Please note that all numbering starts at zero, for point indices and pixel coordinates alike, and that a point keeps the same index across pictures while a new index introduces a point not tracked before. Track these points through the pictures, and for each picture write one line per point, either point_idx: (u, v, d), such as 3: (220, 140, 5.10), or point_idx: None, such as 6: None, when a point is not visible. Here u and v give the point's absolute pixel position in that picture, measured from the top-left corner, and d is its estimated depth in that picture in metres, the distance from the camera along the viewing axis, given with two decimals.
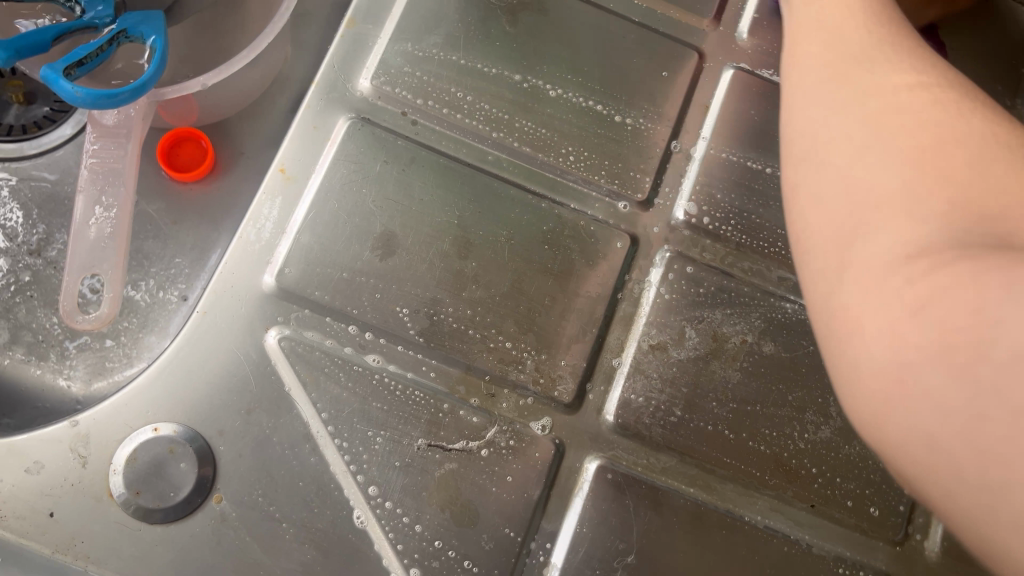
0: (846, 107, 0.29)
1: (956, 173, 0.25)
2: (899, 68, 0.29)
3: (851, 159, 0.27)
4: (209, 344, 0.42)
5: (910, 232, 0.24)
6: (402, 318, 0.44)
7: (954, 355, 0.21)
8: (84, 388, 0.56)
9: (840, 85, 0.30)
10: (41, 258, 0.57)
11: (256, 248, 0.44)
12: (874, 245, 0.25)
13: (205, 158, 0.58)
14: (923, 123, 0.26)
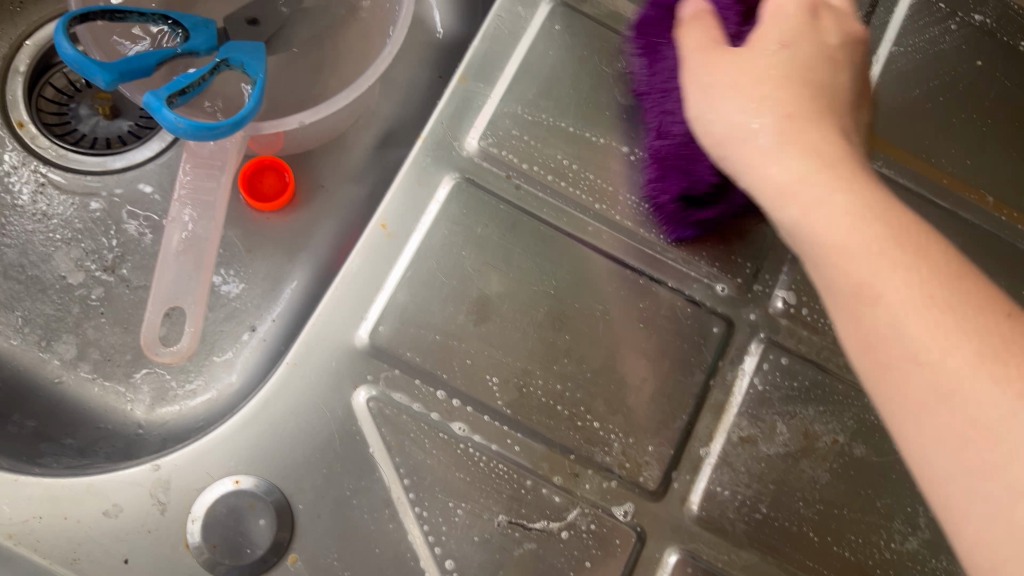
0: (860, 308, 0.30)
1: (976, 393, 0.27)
2: (883, 251, 0.30)
3: (894, 378, 0.28)
4: (296, 397, 0.42)
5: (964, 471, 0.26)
6: (491, 387, 0.43)
7: None
8: (147, 413, 0.56)
9: (841, 267, 0.31)
10: (114, 276, 0.59)
11: (352, 302, 0.43)
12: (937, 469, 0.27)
13: (285, 190, 0.60)
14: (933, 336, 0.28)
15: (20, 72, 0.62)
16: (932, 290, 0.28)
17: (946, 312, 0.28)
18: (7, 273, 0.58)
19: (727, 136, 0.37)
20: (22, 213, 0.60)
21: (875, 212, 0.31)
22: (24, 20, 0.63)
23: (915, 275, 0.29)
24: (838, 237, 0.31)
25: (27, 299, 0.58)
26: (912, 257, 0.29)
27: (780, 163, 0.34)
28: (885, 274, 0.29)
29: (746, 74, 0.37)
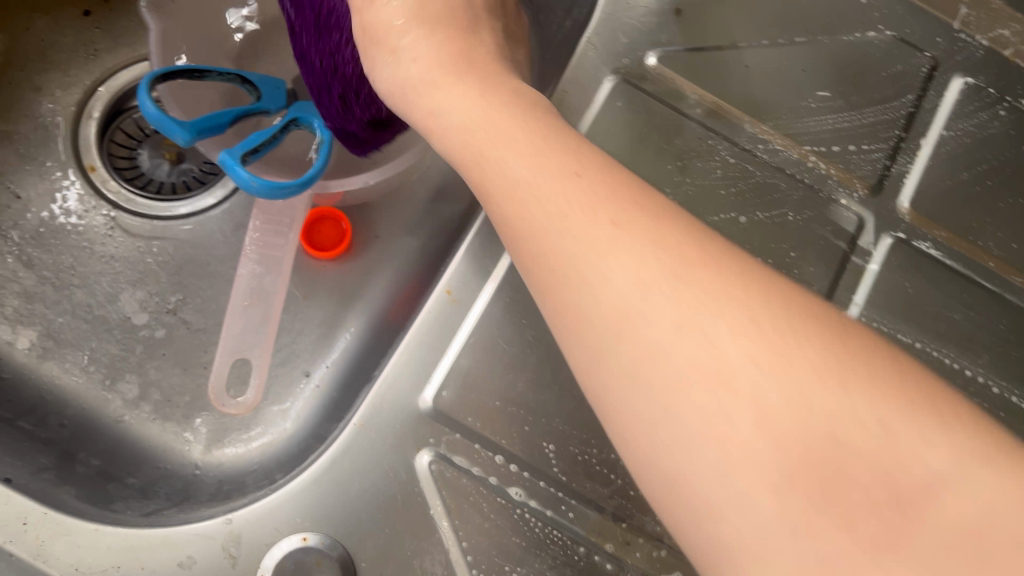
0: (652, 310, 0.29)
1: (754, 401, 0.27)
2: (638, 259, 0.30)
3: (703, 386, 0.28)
4: (363, 457, 0.43)
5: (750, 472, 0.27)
6: (548, 454, 0.44)
7: None
8: (204, 454, 0.58)
9: (655, 390, 0.28)
10: (176, 318, 0.62)
11: (418, 366, 0.45)
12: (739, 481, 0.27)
13: (343, 240, 0.62)
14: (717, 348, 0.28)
15: (94, 117, 0.65)
16: (737, 395, 0.27)
17: (752, 414, 0.27)
18: (75, 313, 0.61)
19: (555, 220, 0.32)
20: (92, 254, 0.62)
21: (684, 291, 0.29)
22: (100, 67, 0.67)
23: (718, 380, 0.27)
24: (651, 350, 0.29)
25: (93, 338, 0.60)
26: (721, 373, 0.27)
27: (612, 265, 0.30)
28: (696, 384, 0.28)
29: (527, 158, 0.34)
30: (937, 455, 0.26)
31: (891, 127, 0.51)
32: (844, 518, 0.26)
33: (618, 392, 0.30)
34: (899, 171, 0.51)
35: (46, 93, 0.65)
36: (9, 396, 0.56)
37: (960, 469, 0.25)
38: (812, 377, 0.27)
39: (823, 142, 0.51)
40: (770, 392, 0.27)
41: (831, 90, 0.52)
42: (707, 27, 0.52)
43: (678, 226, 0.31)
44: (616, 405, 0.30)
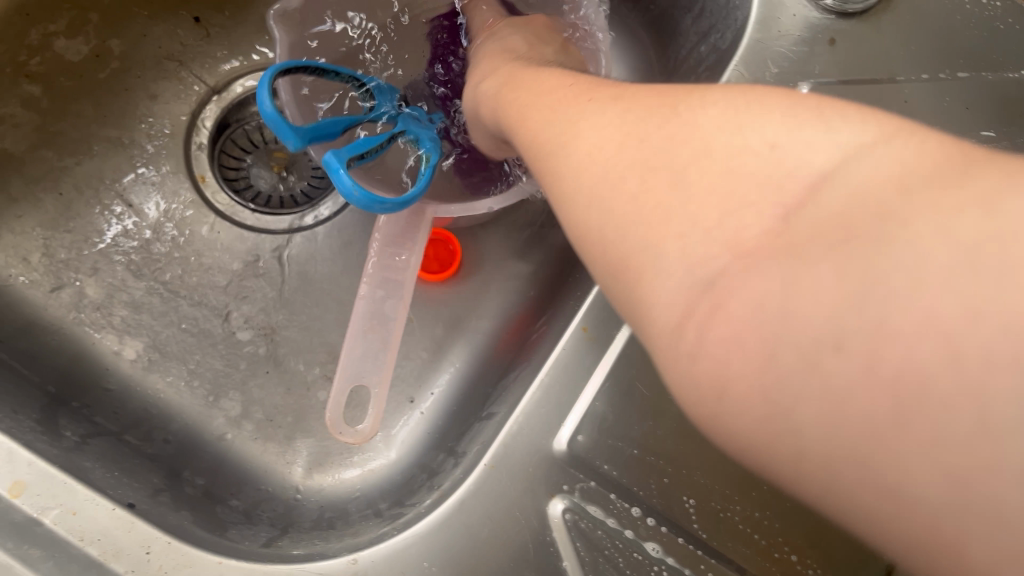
0: (599, 153, 0.28)
1: (682, 186, 0.25)
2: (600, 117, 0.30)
3: (630, 197, 0.26)
4: (494, 501, 0.41)
5: (685, 257, 0.24)
6: (688, 508, 0.42)
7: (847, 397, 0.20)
8: (304, 478, 0.57)
9: (597, 221, 0.27)
10: (279, 335, 0.61)
11: (552, 408, 0.43)
12: (668, 273, 0.24)
13: (452, 261, 0.61)
14: (647, 155, 0.26)
15: (207, 126, 0.66)
16: (656, 179, 0.26)
17: (669, 188, 0.25)
18: (181, 325, 0.60)
19: (548, 127, 0.33)
20: (199, 266, 0.62)
21: (630, 120, 0.28)
22: (213, 78, 0.67)
23: (641, 172, 0.26)
24: (594, 179, 0.28)
25: (199, 352, 0.60)
26: (642, 165, 0.26)
27: (577, 129, 0.30)
28: (629, 189, 0.26)
29: (541, 102, 0.36)
30: (827, 149, 0.23)
31: None
32: (775, 251, 0.22)
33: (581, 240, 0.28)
34: None
35: (160, 101, 0.65)
36: (116, 408, 0.55)
37: (869, 150, 0.22)
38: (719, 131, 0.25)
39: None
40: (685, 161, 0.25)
41: (995, 131, 0.49)
42: (864, 57, 0.49)
43: (639, 88, 0.31)
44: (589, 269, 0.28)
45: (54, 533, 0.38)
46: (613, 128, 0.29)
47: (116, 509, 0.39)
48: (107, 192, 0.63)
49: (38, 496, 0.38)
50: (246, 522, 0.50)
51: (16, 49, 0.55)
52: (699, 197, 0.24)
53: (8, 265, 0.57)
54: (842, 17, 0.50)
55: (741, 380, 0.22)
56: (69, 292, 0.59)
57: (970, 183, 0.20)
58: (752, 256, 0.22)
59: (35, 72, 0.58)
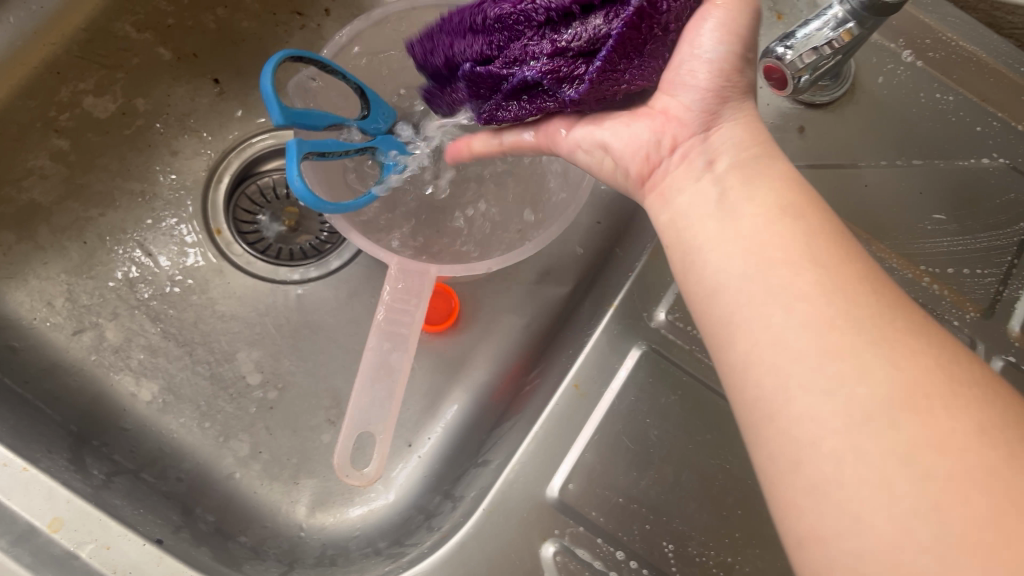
0: (829, 306, 0.32)
1: (928, 409, 0.29)
2: (834, 273, 0.33)
3: (870, 369, 0.30)
4: (491, 543, 0.45)
5: (902, 459, 0.28)
6: (667, 553, 0.46)
7: None
8: (307, 517, 0.60)
9: (928, 490, 0.28)
10: (286, 380, 0.65)
11: (546, 458, 0.47)
12: (875, 457, 0.29)
13: (452, 314, 0.66)
14: (898, 357, 0.31)
15: (224, 181, 0.70)
16: (1011, 514, 0.26)
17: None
18: (195, 368, 0.64)
19: (846, 303, 0.32)
20: (212, 313, 0.66)
21: (988, 430, 0.29)
22: (231, 136, 0.71)
23: (1006, 506, 0.27)
24: (930, 439, 0.28)
25: (210, 394, 0.63)
26: (996, 489, 0.27)
27: (908, 352, 0.31)
28: (888, 406, 0.29)
29: (752, 173, 0.39)
30: None
31: (1003, 254, 0.53)
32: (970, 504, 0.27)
33: (860, 442, 0.29)
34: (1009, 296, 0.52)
35: (181, 157, 0.70)
36: (133, 447, 0.58)
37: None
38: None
39: (938, 263, 0.53)
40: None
41: (947, 214, 0.54)
42: (828, 145, 0.55)
43: (964, 362, 0.31)
44: (832, 459, 0.30)
45: (89, 565, 0.41)
46: (851, 300, 0.32)
47: (146, 545, 0.43)
48: (128, 242, 0.67)
49: (75, 531, 0.42)
50: (254, 557, 0.53)
51: (47, 105, 0.63)
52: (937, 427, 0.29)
53: (33, 309, 0.62)
54: (811, 108, 0.56)
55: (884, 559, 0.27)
56: (90, 335, 0.63)
57: None
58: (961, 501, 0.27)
59: (66, 127, 0.64)
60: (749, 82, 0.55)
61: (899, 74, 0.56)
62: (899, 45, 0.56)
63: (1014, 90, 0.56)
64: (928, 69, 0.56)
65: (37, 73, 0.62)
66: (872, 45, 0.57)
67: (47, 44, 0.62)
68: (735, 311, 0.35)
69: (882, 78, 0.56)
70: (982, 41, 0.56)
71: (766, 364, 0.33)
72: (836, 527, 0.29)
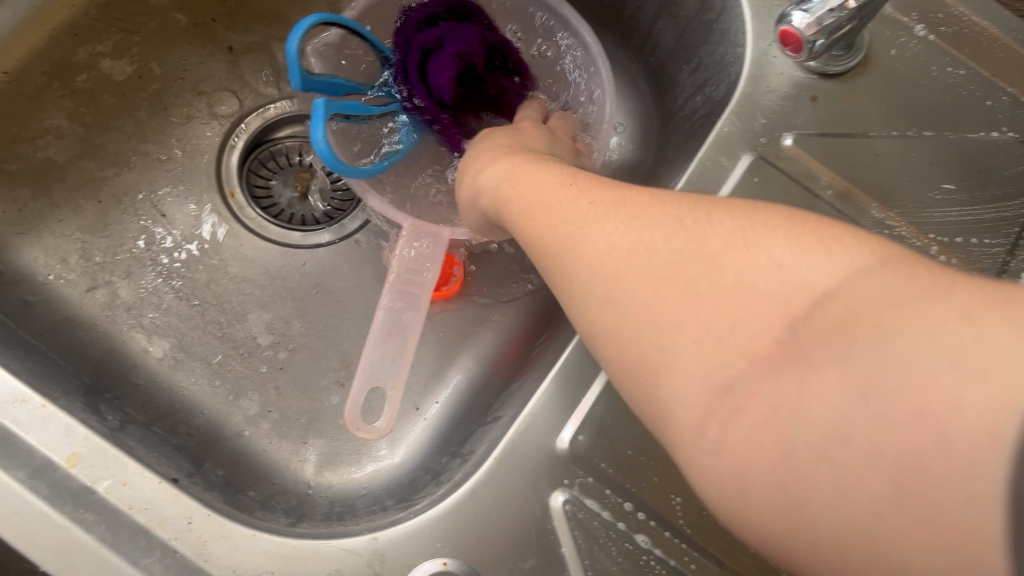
0: (540, 210, 0.38)
1: (597, 237, 0.34)
2: (540, 185, 0.40)
3: (563, 242, 0.35)
4: (501, 491, 0.46)
5: (596, 291, 0.33)
6: (675, 506, 0.47)
7: (656, 381, 0.30)
8: (315, 475, 0.61)
9: (618, 316, 0.32)
10: (297, 343, 0.65)
11: (556, 410, 0.48)
12: (588, 304, 0.33)
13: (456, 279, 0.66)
14: (575, 216, 0.36)
15: (238, 146, 0.71)
16: (664, 278, 0.31)
17: (671, 286, 0.30)
18: (207, 328, 0.65)
19: (545, 216, 0.38)
20: (225, 275, 0.67)
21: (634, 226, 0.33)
22: (246, 102, 0.71)
23: (648, 274, 0.31)
24: (602, 261, 0.33)
25: (222, 354, 0.64)
26: (641, 263, 0.31)
27: (577, 213, 0.36)
28: (578, 258, 0.34)
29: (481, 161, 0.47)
30: (688, 228, 0.31)
31: (1011, 225, 0.54)
32: (637, 287, 0.31)
33: (580, 304, 0.34)
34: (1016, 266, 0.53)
35: (195, 123, 0.70)
36: (144, 401, 0.59)
37: (865, 273, 0.26)
38: (694, 240, 0.31)
39: (946, 233, 0.54)
40: (692, 274, 0.30)
41: (957, 183, 0.55)
42: (841, 114, 0.56)
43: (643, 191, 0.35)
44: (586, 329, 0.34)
45: (105, 500, 0.42)
46: (548, 198, 0.38)
47: (162, 483, 0.43)
48: (141, 203, 0.67)
49: (92, 467, 0.42)
50: (263, 509, 0.54)
51: (65, 65, 0.62)
52: (602, 251, 0.33)
53: (48, 264, 0.62)
54: (824, 78, 0.56)
55: (627, 377, 0.32)
56: (103, 292, 0.63)
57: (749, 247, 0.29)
58: (627, 291, 0.31)
59: (81, 88, 0.63)
60: (761, 51, 0.56)
61: (911, 47, 0.57)
62: (913, 18, 0.57)
63: None
64: (941, 43, 0.57)
65: (55, 39, 0.61)
66: (884, 18, 0.57)
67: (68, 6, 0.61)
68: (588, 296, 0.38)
69: (895, 51, 0.57)
70: (995, 16, 0.58)
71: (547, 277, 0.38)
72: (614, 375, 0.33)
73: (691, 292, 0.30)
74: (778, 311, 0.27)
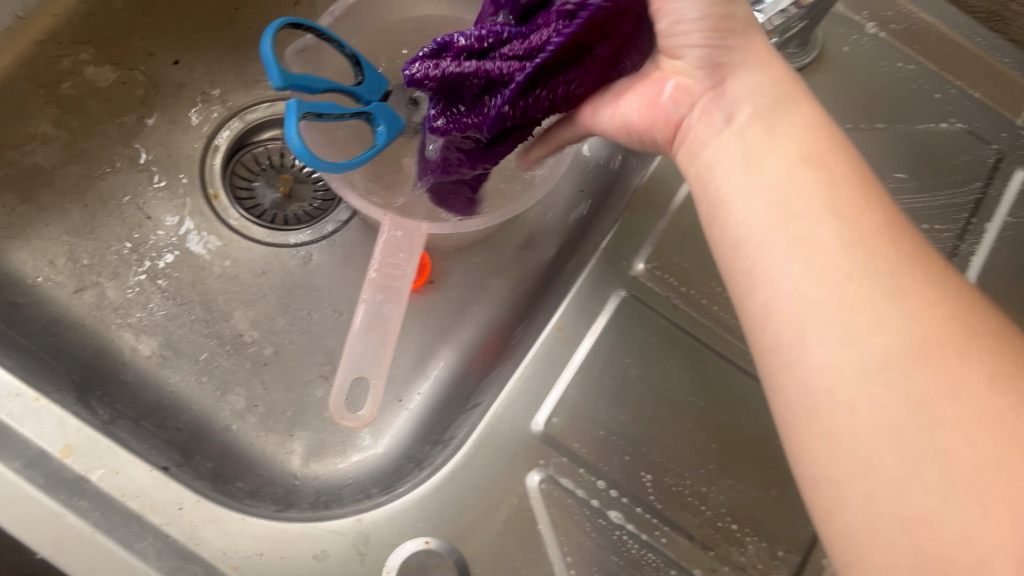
0: (813, 228, 0.37)
1: (935, 337, 0.34)
2: (839, 192, 0.39)
3: (889, 304, 0.35)
4: (479, 472, 0.48)
5: (948, 398, 0.32)
6: (645, 482, 0.49)
7: (975, 492, 0.30)
8: (302, 466, 0.62)
9: (968, 451, 0.31)
10: (280, 338, 0.67)
11: (531, 395, 0.50)
12: (907, 388, 0.33)
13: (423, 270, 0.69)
14: (895, 286, 0.35)
15: (220, 149, 0.73)
16: (1009, 439, 0.31)
17: (907, 423, 0.32)
18: (193, 325, 0.66)
19: (777, 217, 0.39)
20: (210, 274, 0.69)
21: (995, 376, 0.33)
22: (226, 106, 0.73)
23: (993, 431, 0.31)
24: (942, 383, 0.33)
25: (208, 351, 0.66)
26: (1004, 418, 0.32)
27: (878, 272, 0.36)
28: (892, 336, 0.34)
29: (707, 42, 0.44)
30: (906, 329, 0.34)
31: (960, 212, 0.57)
32: (1014, 437, 0.31)
33: (864, 369, 0.34)
34: (966, 250, 0.56)
35: (181, 128, 0.72)
36: (133, 398, 0.61)
37: None
38: (974, 400, 0.32)
39: (899, 219, 0.56)
40: (952, 432, 0.32)
41: (908, 173, 0.57)
42: None
43: (891, 292, 0.35)
44: (800, 363, 0.36)
45: (99, 488, 0.44)
46: (858, 223, 0.37)
47: (152, 471, 0.45)
48: (126, 205, 0.68)
49: (85, 457, 0.44)
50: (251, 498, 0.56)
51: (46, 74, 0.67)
52: (956, 373, 0.33)
53: (36, 267, 0.64)
54: None
55: (922, 469, 0.32)
56: (91, 293, 0.65)
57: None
58: (1011, 428, 0.31)
59: (66, 95, 0.68)
60: None
61: (863, 44, 0.60)
62: (863, 17, 0.61)
63: (969, 60, 0.61)
64: (890, 40, 0.61)
65: (40, 46, 0.67)
66: (836, 18, 0.61)
67: (52, 16, 0.67)
68: (756, 259, 0.39)
69: (847, 48, 0.60)
70: (940, 15, 0.62)
71: (757, 283, 0.39)
72: (833, 418, 0.34)
73: (970, 446, 0.31)
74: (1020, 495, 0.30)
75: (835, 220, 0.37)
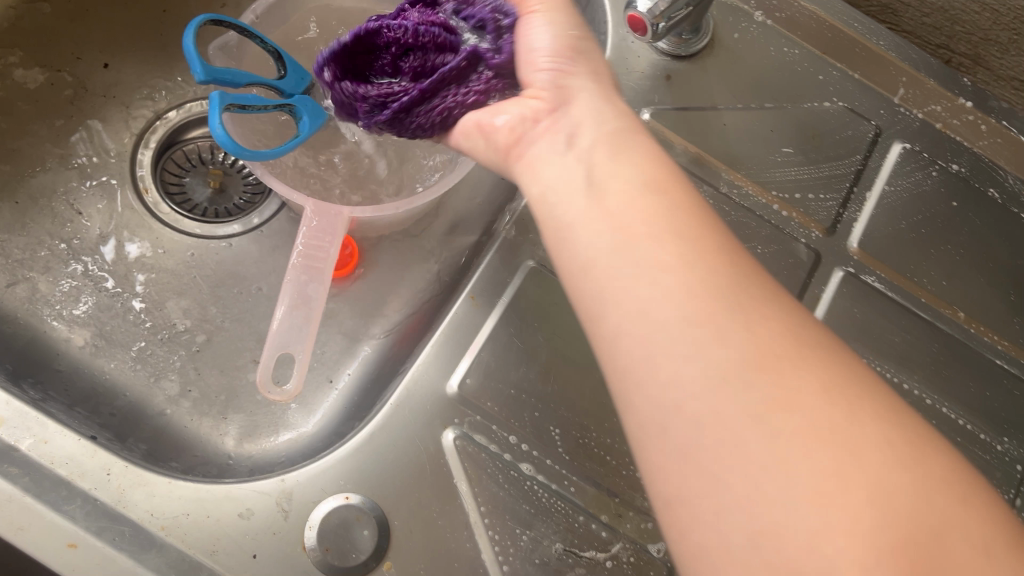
0: (656, 258, 0.40)
1: (768, 357, 0.37)
2: (670, 219, 0.42)
3: (728, 333, 0.38)
4: (397, 432, 0.51)
5: (786, 416, 0.36)
6: (554, 437, 0.52)
7: (813, 500, 0.34)
8: (236, 446, 0.65)
9: (809, 462, 0.34)
10: (212, 326, 0.69)
11: (445, 360, 0.53)
12: (751, 406, 0.36)
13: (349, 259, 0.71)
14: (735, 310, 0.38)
15: (150, 147, 0.75)
16: (840, 449, 0.35)
17: (759, 441, 0.35)
18: (127, 316, 0.68)
19: (625, 247, 0.41)
20: (142, 267, 0.71)
21: (826, 388, 0.37)
22: (155, 105, 0.76)
23: (831, 444, 0.35)
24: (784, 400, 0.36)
25: (141, 340, 0.68)
26: (836, 430, 0.35)
27: (715, 298, 0.39)
28: (733, 360, 0.37)
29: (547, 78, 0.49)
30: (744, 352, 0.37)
31: (844, 181, 0.62)
32: (840, 443, 0.35)
33: (712, 391, 0.37)
34: (848, 218, 0.61)
35: (111, 128, 0.74)
36: (67, 386, 0.62)
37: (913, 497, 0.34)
38: (816, 415, 0.36)
39: (787, 190, 0.61)
40: (802, 445, 0.35)
41: (795, 147, 0.62)
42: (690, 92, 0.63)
43: (727, 310, 0.39)
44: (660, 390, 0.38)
45: (28, 457, 0.46)
46: (688, 252, 0.40)
47: (81, 440, 0.47)
48: (57, 201, 0.70)
49: (13, 428, 0.46)
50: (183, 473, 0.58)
51: None
52: (791, 391, 0.36)
53: None
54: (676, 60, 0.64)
55: (768, 480, 0.35)
56: (23, 287, 0.67)
57: (853, 446, 0.35)
58: (834, 439, 0.35)
59: None
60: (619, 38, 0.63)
61: (751, 30, 0.65)
62: (751, 6, 0.65)
63: (849, 43, 0.65)
64: (776, 26, 0.65)
65: None
66: (727, 7, 0.65)
67: None
68: (613, 285, 0.40)
69: (737, 34, 0.65)
70: (821, 2, 0.66)
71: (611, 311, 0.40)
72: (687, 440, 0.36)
73: (817, 457, 0.35)
74: (853, 494, 0.34)
75: (673, 244, 0.40)
